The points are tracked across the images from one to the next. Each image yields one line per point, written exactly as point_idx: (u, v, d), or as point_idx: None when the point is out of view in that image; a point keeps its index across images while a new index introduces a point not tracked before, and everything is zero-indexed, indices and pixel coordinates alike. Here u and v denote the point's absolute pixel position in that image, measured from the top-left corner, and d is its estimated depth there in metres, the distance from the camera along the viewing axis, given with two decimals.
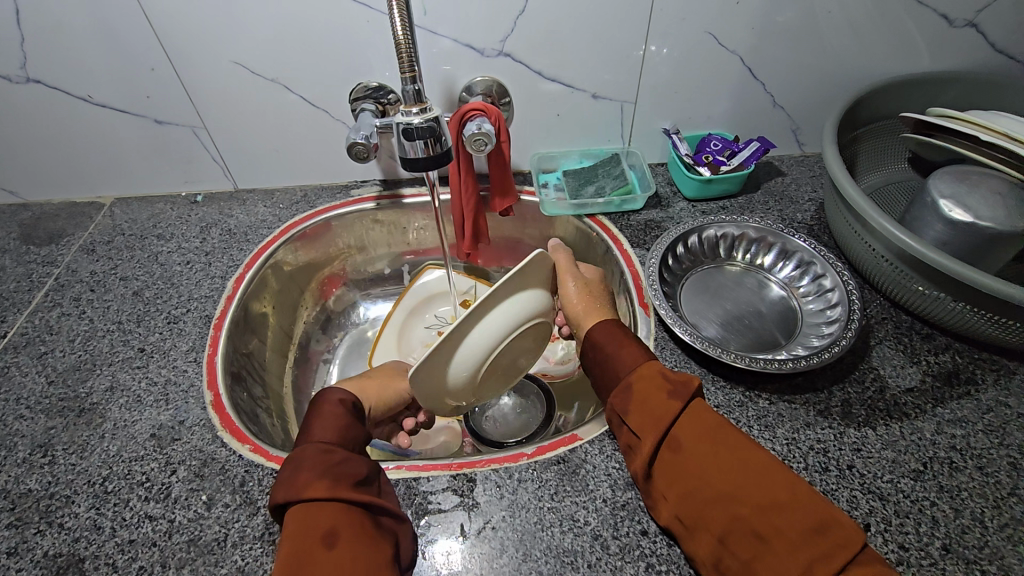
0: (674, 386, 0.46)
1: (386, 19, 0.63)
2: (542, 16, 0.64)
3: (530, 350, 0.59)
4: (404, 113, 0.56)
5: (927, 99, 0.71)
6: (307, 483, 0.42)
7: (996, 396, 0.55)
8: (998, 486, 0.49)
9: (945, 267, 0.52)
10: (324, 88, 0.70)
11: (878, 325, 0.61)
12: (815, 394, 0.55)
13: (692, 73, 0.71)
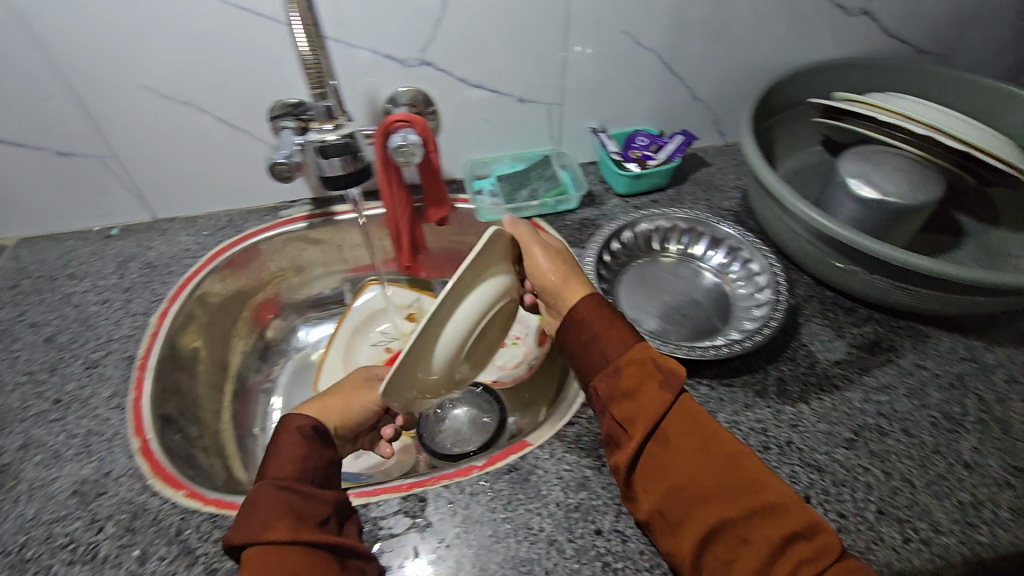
0: (666, 376, 0.45)
1: (284, 28, 0.61)
2: (459, 23, 0.64)
3: (496, 335, 0.58)
4: (318, 131, 0.59)
5: (831, 84, 0.75)
6: (268, 524, 0.40)
7: (915, 360, 0.58)
8: (923, 446, 0.52)
9: (859, 244, 0.55)
10: (239, 108, 0.67)
11: (805, 303, 0.64)
12: (751, 375, 0.57)
13: (614, 72, 0.72)
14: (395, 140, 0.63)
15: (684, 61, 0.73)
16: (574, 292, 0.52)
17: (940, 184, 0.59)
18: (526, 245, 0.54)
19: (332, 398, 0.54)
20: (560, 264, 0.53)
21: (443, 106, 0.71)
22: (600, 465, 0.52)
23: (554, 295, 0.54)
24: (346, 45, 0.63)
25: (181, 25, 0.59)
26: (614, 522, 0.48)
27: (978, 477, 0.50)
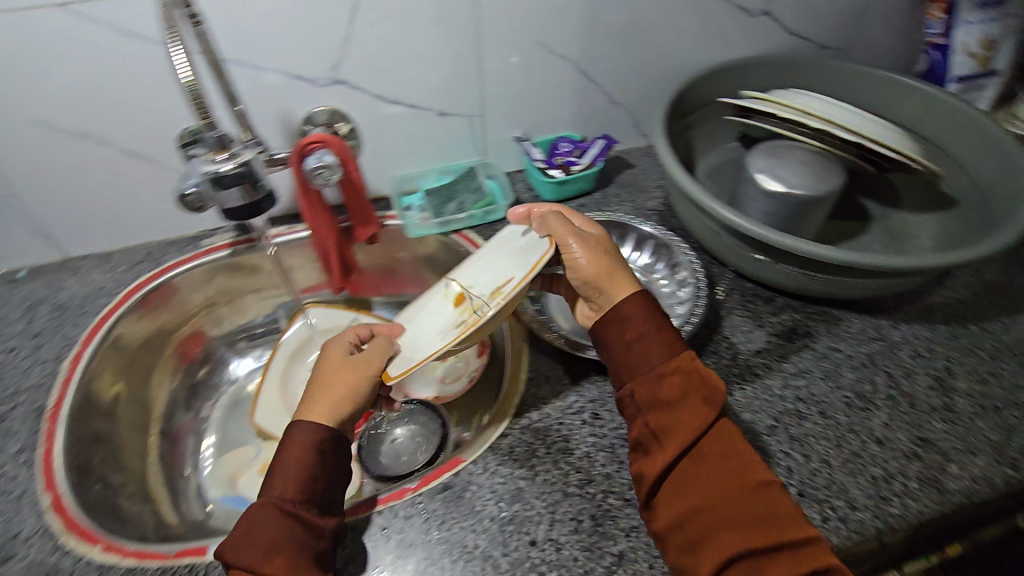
0: (708, 393, 0.47)
1: (162, 49, 0.58)
2: (370, 41, 0.63)
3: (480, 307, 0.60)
4: (209, 161, 0.56)
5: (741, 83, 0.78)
6: (257, 554, 0.42)
7: (829, 343, 0.61)
8: (838, 426, 0.54)
9: (768, 237, 0.57)
10: (144, 137, 0.65)
11: (726, 296, 0.66)
12: None
13: (532, 81, 0.73)
14: (307, 164, 0.61)
15: (598, 66, 0.74)
16: (621, 286, 0.53)
17: (841, 174, 0.62)
18: (561, 238, 0.55)
19: (323, 393, 0.50)
20: (598, 257, 0.54)
21: (362, 124, 0.70)
22: (531, 475, 0.52)
23: (596, 289, 0.53)
24: (249, 66, 0.62)
25: (71, 57, 0.57)
26: (548, 531, 0.48)
27: (889, 451, 0.52)
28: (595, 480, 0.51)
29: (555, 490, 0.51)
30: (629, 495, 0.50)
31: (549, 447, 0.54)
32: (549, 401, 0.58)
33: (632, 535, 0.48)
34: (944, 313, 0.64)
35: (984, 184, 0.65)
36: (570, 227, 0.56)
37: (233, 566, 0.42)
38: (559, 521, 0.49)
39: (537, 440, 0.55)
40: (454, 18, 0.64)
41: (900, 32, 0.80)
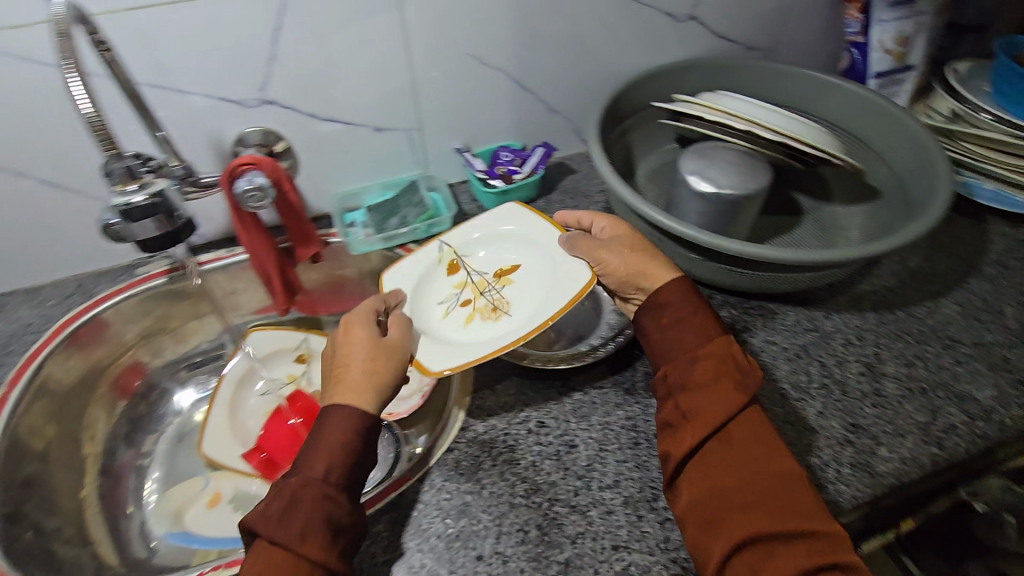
0: (744, 377, 0.49)
1: (56, 73, 0.55)
2: (294, 59, 0.63)
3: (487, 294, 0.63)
4: (121, 193, 0.54)
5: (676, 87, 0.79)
6: (292, 533, 0.42)
7: (766, 337, 0.63)
8: (773, 416, 0.56)
9: (694, 237, 0.57)
10: (59, 168, 0.62)
11: None
12: (621, 373, 0.60)
13: (468, 92, 0.73)
14: (232, 187, 0.60)
15: (533, 76, 0.74)
16: (660, 275, 0.55)
17: (768, 173, 0.63)
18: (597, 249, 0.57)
19: (357, 376, 0.50)
20: (629, 254, 0.56)
21: (296, 142, 0.70)
22: (473, 490, 0.52)
23: (632, 286, 0.56)
24: (161, 85, 0.60)
25: None
26: (495, 544, 0.48)
27: (823, 437, 0.54)
28: (541, 489, 0.51)
29: (501, 504, 0.51)
30: (575, 501, 0.50)
31: (493, 459, 0.54)
32: (494, 411, 0.58)
33: (577, 542, 0.48)
34: (872, 301, 0.66)
35: (901, 169, 0.69)
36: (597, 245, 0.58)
37: (266, 538, 0.42)
38: (506, 533, 0.49)
39: (483, 452, 0.55)
40: (382, 34, 0.64)
41: (825, 31, 0.81)
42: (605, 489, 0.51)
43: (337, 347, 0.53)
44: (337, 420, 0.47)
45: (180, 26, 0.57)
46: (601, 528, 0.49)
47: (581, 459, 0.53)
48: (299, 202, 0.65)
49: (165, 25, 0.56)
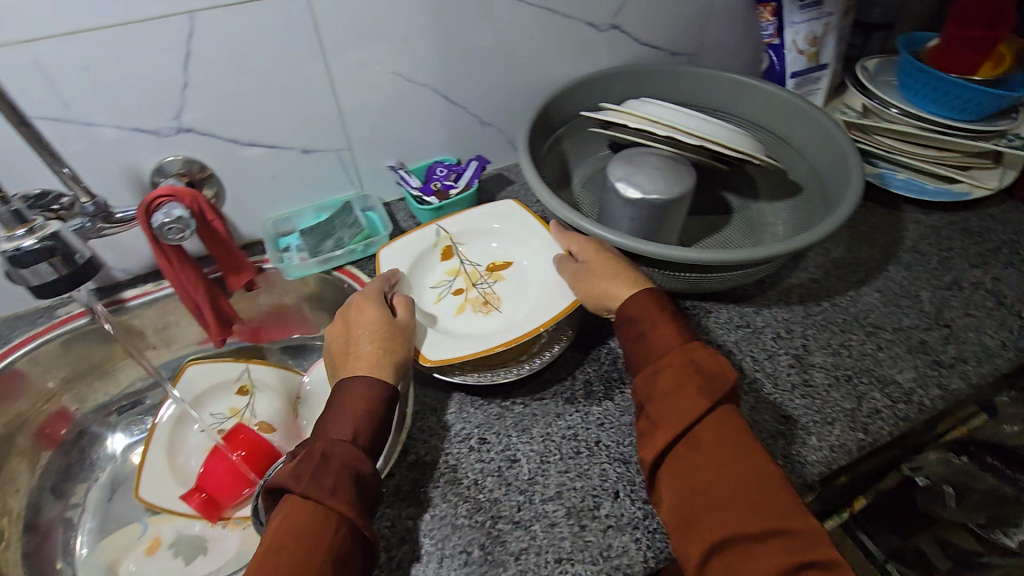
0: (710, 377, 0.48)
1: (337, 50, 0.66)
2: (493, 74, 0.78)
3: (711, 129, 0.69)
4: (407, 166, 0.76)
5: (743, 86, 0.80)
6: (349, 428, 0.50)
7: (886, 298, 0.69)
8: (884, 363, 0.62)
9: (717, 259, 0.59)
10: (267, 112, 0.68)
11: (726, 338, 0.65)
12: (762, 325, 0.66)
13: (578, 129, 0.83)
14: (454, 185, 0.79)
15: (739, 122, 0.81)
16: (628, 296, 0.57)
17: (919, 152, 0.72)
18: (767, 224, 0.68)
19: (679, 370, 0.49)
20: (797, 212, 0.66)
21: (455, 141, 0.83)
22: (481, 448, 0.56)
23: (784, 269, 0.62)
24: (453, 103, 0.78)
25: (259, 38, 0.62)
26: (555, 529, 0.50)
27: (939, 393, 0.59)
28: (576, 461, 0.55)
29: (483, 477, 0.54)
30: (517, 518, 0.51)
31: (528, 432, 0.57)
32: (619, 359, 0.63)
33: (521, 559, 0.49)
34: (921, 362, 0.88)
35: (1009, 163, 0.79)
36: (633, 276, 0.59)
37: (299, 493, 0.45)
38: (449, 556, 0.49)
39: (490, 423, 0.58)
40: (597, 35, 0.80)
41: None
42: (547, 502, 0.52)
43: (648, 331, 0.53)
44: (676, 386, 0.49)
45: (487, 65, 0.76)
46: (544, 543, 0.49)
47: (523, 473, 0.54)
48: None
49: (479, 62, 0.75)
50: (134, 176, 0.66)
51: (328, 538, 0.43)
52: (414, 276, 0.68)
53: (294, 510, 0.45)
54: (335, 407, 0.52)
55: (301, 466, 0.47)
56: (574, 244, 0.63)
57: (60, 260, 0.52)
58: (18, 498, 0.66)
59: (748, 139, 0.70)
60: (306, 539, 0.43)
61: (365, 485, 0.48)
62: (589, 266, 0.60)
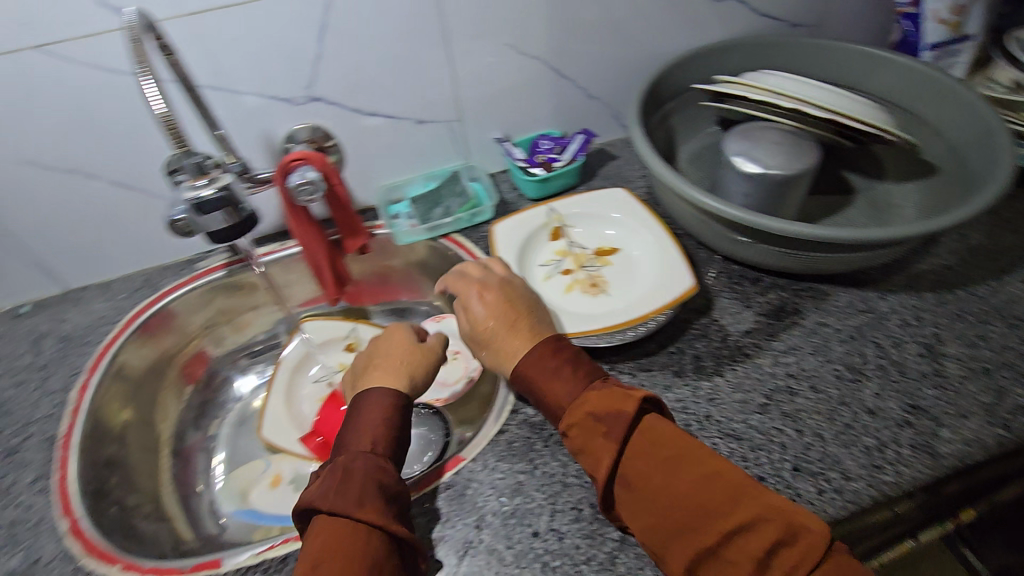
0: (611, 422, 0.46)
1: (458, 21, 0.68)
2: (604, 45, 0.77)
3: (840, 102, 0.65)
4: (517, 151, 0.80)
5: (875, 57, 0.74)
6: (369, 441, 0.50)
7: None
8: None
9: (841, 235, 0.56)
10: (388, 84, 0.71)
11: (848, 320, 0.62)
12: (885, 311, 0.62)
13: (687, 103, 0.81)
14: (559, 158, 0.80)
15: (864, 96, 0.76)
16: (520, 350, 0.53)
17: None
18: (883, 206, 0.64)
19: (585, 422, 0.47)
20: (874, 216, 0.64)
21: (562, 115, 0.83)
22: None
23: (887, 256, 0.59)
24: (562, 77, 0.78)
25: (388, 8, 0.64)
26: None
27: None
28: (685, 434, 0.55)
29: None
30: None
31: None
32: (735, 333, 0.62)
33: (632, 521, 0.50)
34: None
35: None
36: (504, 326, 0.55)
37: (324, 510, 0.44)
38: (560, 511, 0.51)
39: None
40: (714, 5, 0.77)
41: None
42: None
43: (539, 395, 0.51)
44: (586, 443, 0.47)
45: (601, 37, 0.76)
46: None
47: None
48: (596, 183, 0.83)
49: (592, 35, 0.75)
50: (269, 143, 0.71)
51: (364, 547, 0.42)
52: (525, 254, 0.69)
53: (323, 532, 0.43)
54: (352, 425, 0.52)
55: (321, 489, 0.46)
56: (468, 295, 0.57)
57: (230, 208, 0.58)
58: (166, 428, 0.74)
59: (880, 113, 0.66)
60: (344, 555, 0.41)
61: (390, 491, 0.47)
62: (479, 326, 0.55)
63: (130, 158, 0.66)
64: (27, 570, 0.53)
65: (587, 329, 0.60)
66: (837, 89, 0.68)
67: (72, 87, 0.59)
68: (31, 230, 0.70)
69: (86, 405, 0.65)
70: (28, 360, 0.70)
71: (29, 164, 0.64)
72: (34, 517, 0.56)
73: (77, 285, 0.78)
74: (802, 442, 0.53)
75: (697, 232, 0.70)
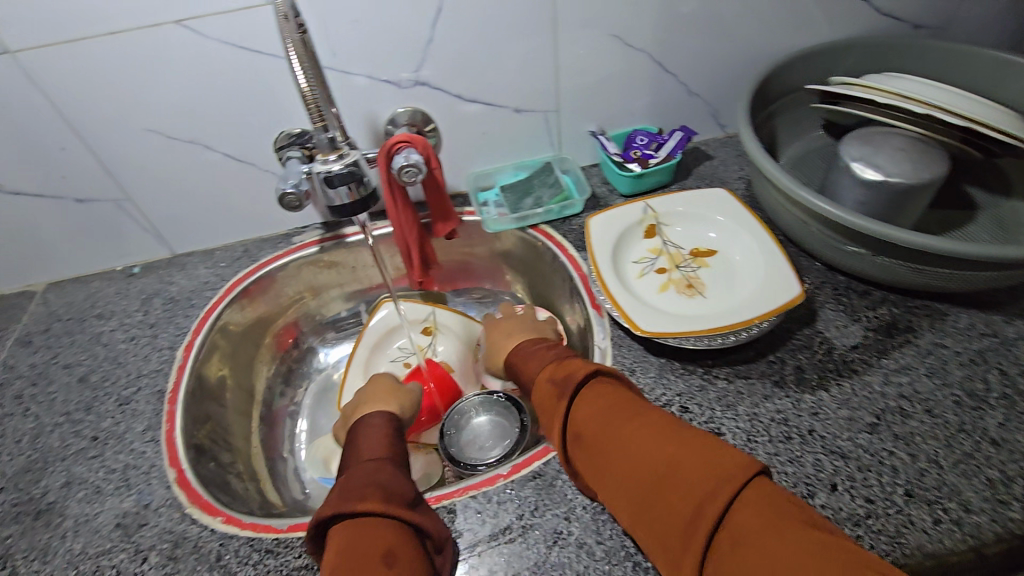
0: (564, 383, 0.49)
1: (569, 10, 0.67)
2: (711, 40, 0.75)
3: (977, 109, 0.60)
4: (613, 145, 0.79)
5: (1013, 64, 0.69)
6: (371, 453, 0.49)
7: None
8: None
9: (969, 251, 0.52)
10: (492, 71, 0.71)
11: (969, 344, 0.58)
12: (1012, 338, 0.58)
13: (793, 104, 0.78)
14: (655, 155, 0.79)
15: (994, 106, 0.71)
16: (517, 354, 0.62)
17: None
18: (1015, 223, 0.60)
19: (547, 387, 0.51)
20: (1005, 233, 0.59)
21: (659, 111, 0.81)
22: (683, 418, 0.56)
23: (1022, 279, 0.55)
24: (665, 71, 0.77)
25: None
26: None
27: None
28: (786, 446, 0.53)
29: None
30: None
31: (733, 408, 0.56)
32: (843, 347, 0.59)
33: None
34: None
35: None
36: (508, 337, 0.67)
37: (335, 516, 0.41)
38: None
39: (694, 392, 0.58)
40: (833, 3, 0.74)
41: None
42: None
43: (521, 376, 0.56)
44: (547, 407, 0.50)
45: (710, 31, 0.74)
46: None
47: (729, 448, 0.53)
48: (690, 183, 0.81)
49: (702, 29, 0.73)
50: (373, 124, 0.73)
51: (380, 539, 0.39)
52: (619, 250, 0.68)
53: (335, 544, 0.39)
54: (352, 445, 0.52)
55: (326, 506, 0.42)
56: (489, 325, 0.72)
57: (354, 184, 0.58)
58: (256, 393, 0.78)
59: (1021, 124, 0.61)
60: (366, 548, 0.38)
61: (394, 484, 0.45)
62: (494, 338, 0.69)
63: (244, 132, 0.69)
64: (139, 513, 0.56)
65: (685, 330, 0.58)
66: (972, 96, 0.63)
67: (201, 61, 0.62)
68: (149, 196, 0.74)
69: (190, 363, 0.69)
70: (139, 318, 0.75)
71: (153, 132, 0.67)
72: (146, 465, 0.60)
73: (182, 250, 0.82)
74: (915, 467, 0.50)
75: (803, 241, 0.67)
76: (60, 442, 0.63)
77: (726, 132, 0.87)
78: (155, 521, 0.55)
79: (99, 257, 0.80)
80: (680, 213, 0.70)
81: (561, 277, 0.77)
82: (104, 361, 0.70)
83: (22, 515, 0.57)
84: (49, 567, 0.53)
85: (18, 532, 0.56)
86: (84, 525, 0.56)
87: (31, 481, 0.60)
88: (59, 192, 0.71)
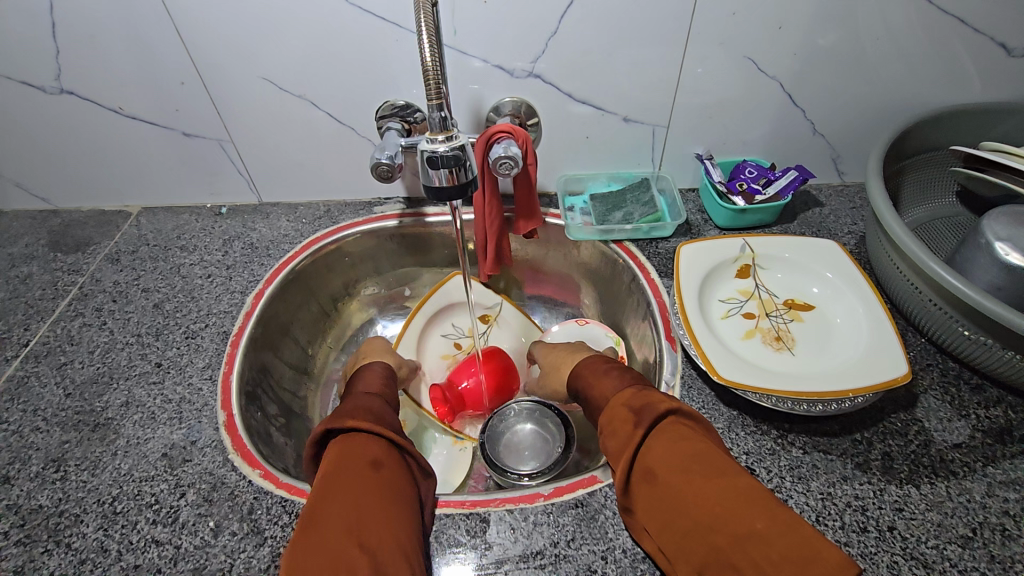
0: (639, 413, 0.46)
1: (706, 25, 0.63)
2: (852, 80, 0.69)
3: None
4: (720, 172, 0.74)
5: None
6: (373, 390, 0.55)
7: None
8: None
9: None
10: (610, 75, 0.68)
11: None
12: None
13: (925, 163, 0.71)
14: (762, 191, 0.73)
15: None
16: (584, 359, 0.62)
17: None
18: None
19: (621, 411, 0.48)
20: None
21: (775, 145, 0.76)
22: None
23: None
24: (792, 105, 0.71)
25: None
26: None
27: None
28: (860, 538, 0.47)
29: None
30: None
31: (805, 482, 0.51)
32: (943, 445, 0.53)
33: None
34: None
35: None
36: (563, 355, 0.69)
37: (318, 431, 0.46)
38: None
39: (763, 454, 0.53)
40: (1001, 61, 0.66)
41: None
42: None
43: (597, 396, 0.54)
44: (617, 433, 0.47)
45: (854, 70, 0.68)
46: None
47: None
48: (793, 227, 0.75)
49: (845, 67, 0.67)
50: (477, 109, 0.71)
51: (363, 451, 0.44)
52: (708, 284, 0.64)
53: (327, 459, 0.44)
54: (354, 381, 0.58)
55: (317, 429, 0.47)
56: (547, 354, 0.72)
57: (456, 169, 0.54)
58: (311, 351, 0.78)
59: None
60: (351, 456, 0.43)
61: (380, 412, 0.49)
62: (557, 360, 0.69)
63: (352, 98, 0.70)
64: (185, 449, 0.57)
65: (769, 387, 0.53)
66: None
67: (325, 21, 0.62)
68: (249, 142, 0.75)
69: (258, 311, 0.70)
70: (219, 257, 0.77)
71: (266, 81, 0.68)
72: (199, 402, 0.61)
73: (269, 199, 0.84)
74: None
75: (916, 316, 0.61)
76: (127, 361, 0.65)
77: (842, 180, 0.81)
78: (198, 459, 0.56)
79: (193, 191, 0.83)
80: (781, 259, 0.65)
81: (636, 298, 0.73)
82: (182, 292, 0.73)
83: (82, 423, 0.59)
84: (97, 480, 0.55)
85: (75, 440, 0.58)
86: (134, 447, 0.57)
87: (95, 393, 0.62)
88: (170, 123, 0.73)
